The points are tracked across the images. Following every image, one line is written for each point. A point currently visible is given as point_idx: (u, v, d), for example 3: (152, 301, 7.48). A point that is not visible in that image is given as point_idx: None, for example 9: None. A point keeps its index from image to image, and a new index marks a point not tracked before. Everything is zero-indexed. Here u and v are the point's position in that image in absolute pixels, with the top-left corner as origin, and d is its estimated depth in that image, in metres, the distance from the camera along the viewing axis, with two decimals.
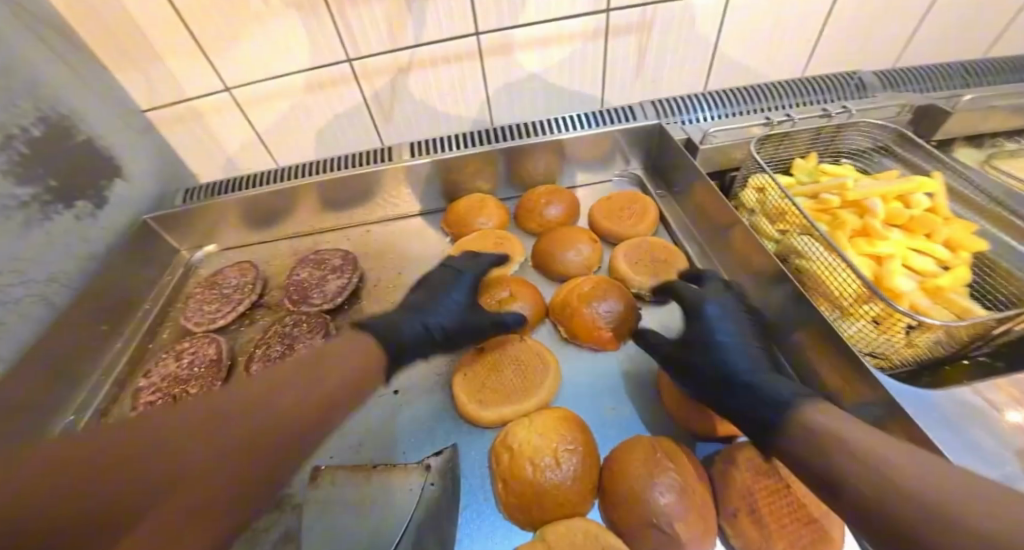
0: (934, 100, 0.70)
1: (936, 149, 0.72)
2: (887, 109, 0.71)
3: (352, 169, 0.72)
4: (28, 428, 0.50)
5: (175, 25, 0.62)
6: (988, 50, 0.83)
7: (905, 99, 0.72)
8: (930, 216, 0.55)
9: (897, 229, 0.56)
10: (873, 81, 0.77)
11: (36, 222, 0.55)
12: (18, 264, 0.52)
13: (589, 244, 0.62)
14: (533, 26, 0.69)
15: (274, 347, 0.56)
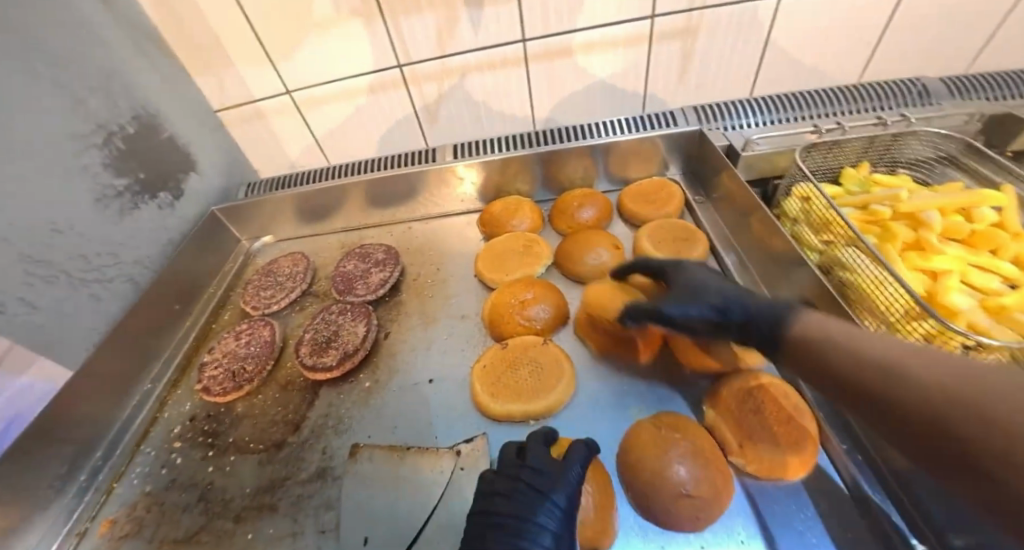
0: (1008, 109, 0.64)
1: (1010, 160, 0.67)
2: (955, 117, 0.66)
3: (398, 168, 0.76)
4: (114, 391, 0.57)
5: (250, 36, 0.68)
6: None
7: (975, 108, 0.67)
8: (995, 231, 0.51)
9: (956, 243, 0.53)
10: (939, 88, 0.72)
11: (128, 211, 0.62)
12: (113, 247, 0.59)
13: (609, 249, 0.62)
14: (578, 33, 0.70)
15: (321, 333, 0.60)
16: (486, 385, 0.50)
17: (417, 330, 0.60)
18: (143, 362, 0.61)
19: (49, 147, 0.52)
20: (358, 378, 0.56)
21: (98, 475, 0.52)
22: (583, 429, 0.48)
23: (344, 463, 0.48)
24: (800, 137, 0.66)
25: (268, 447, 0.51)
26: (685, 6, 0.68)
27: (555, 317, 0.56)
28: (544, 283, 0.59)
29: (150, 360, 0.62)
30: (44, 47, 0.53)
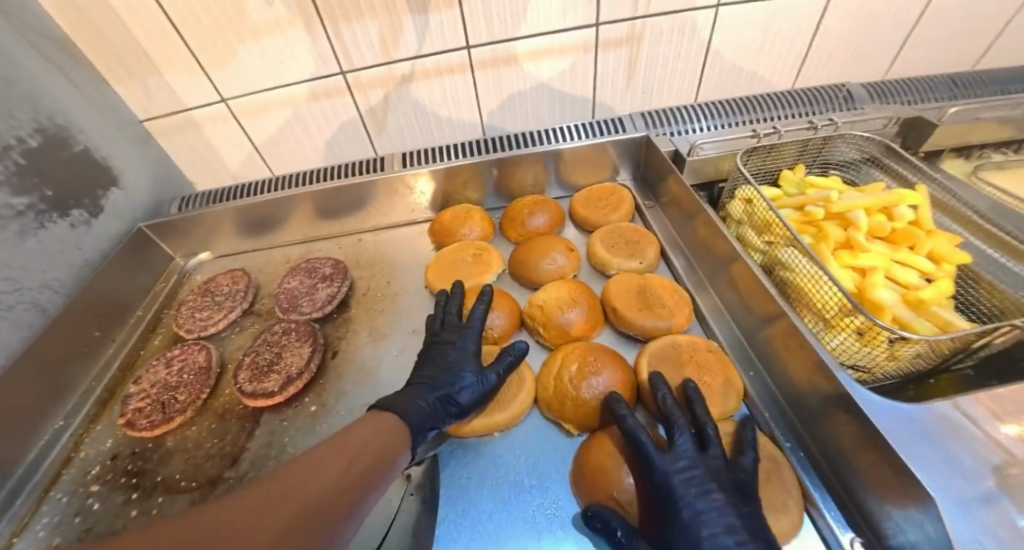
0: (921, 112, 0.70)
1: (924, 160, 0.72)
2: (875, 122, 0.71)
3: (345, 178, 0.73)
4: (19, 433, 0.51)
5: (173, 40, 0.64)
6: (976, 62, 0.83)
7: (892, 112, 0.72)
8: (913, 229, 0.55)
9: (880, 241, 0.56)
10: (861, 93, 0.77)
11: (31, 231, 0.56)
12: (12, 273, 0.53)
13: (563, 253, 0.62)
14: (524, 40, 0.70)
15: (262, 355, 0.56)
16: None
17: (365, 348, 0.58)
18: (54, 398, 0.55)
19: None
20: (302, 402, 0.53)
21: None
22: (538, 442, 0.46)
23: None
24: (738, 142, 0.68)
25: (202, 484, 0.47)
26: (627, 15, 0.69)
27: (511, 325, 0.55)
28: (497, 292, 0.58)
29: (64, 394, 0.56)
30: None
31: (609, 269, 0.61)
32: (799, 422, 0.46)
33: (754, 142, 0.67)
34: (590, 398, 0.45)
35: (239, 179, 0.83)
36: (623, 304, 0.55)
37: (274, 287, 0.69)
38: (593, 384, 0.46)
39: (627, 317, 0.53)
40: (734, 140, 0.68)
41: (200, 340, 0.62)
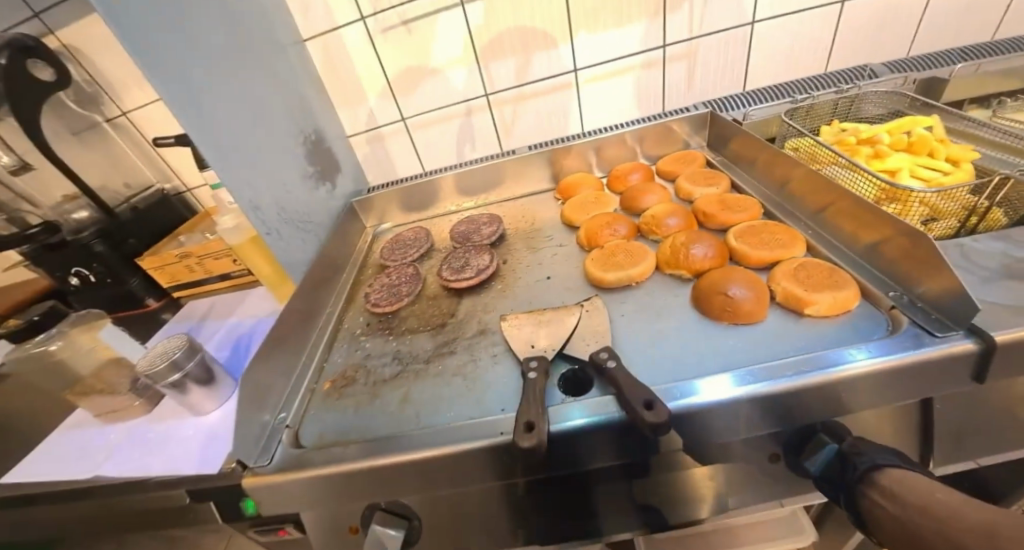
0: (934, 74, 0.89)
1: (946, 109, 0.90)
2: (897, 81, 0.89)
3: (487, 162, 1.02)
4: (311, 312, 0.78)
5: (383, 79, 0.97)
6: (995, 32, 0.99)
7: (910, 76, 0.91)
8: (930, 141, 0.72)
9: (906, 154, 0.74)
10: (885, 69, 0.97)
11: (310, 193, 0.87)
12: (305, 215, 0.83)
13: (660, 189, 0.82)
14: (609, 64, 0.97)
15: (455, 263, 0.80)
16: (593, 266, 0.68)
17: (524, 256, 0.80)
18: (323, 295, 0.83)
19: (278, 151, 0.78)
20: (488, 286, 0.76)
21: (310, 360, 0.72)
22: (662, 287, 0.65)
23: (495, 325, 0.67)
24: (779, 109, 0.91)
25: (435, 326, 0.71)
26: (687, 37, 0.94)
27: (633, 232, 0.74)
28: (616, 214, 0.78)
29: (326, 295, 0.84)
30: (274, 93, 0.81)
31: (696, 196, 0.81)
32: (855, 251, 0.61)
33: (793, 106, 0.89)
34: (698, 256, 0.64)
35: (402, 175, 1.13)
36: (712, 207, 0.73)
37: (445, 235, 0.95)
38: (697, 249, 0.65)
39: (717, 213, 0.72)
40: (778, 106, 0.90)
41: (405, 262, 0.87)
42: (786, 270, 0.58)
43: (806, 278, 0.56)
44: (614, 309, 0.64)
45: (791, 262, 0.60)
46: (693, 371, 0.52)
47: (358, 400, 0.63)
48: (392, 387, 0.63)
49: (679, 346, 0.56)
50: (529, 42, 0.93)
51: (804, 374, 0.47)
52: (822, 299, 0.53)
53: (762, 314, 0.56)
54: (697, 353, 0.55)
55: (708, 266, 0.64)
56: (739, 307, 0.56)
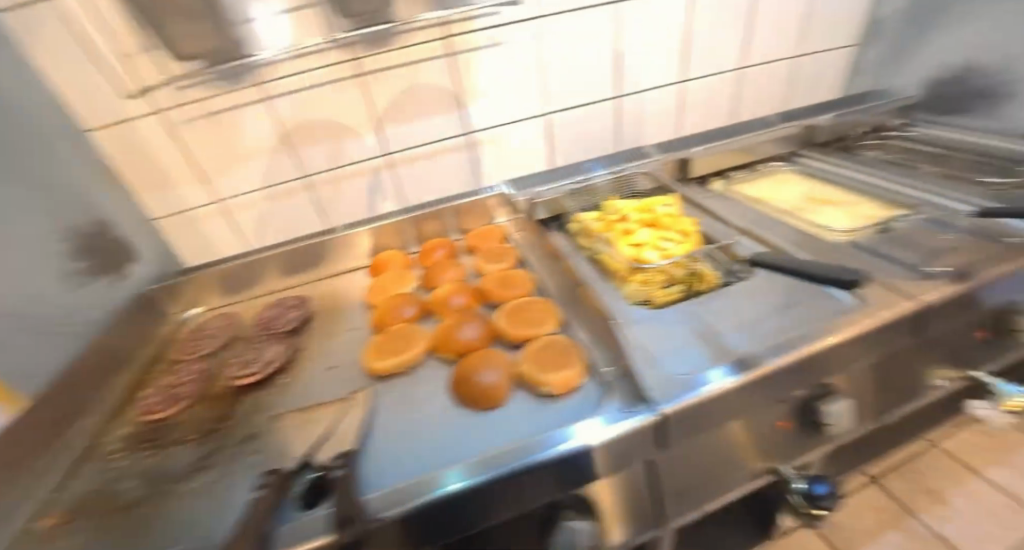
0: (685, 153, 1.07)
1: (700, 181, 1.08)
2: (654, 165, 1.05)
3: (305, 240, 0.99)
4: (57, 434, 0.67)
5: (185, 165, 0.91)
6: (729, 117, 1.26)
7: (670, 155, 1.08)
8: (666, 217, 0.85)
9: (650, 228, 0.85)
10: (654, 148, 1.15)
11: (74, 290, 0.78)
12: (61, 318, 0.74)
13: (458, 267, 0.87)
14: (421, 145, 1.04)
15: (245, 356, 0.76)
16: (371, 357, 0.69)
17: (322, 344, 0.79)
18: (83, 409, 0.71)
19: (18, 253, 0.69)
20: (276, 381, 0.72)
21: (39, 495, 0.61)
22: (435, 372, 0.67)
23: (264, 428, 0.63)
24: (564, 190, 1.01)
25: (201, 435, 0.64)
26: (488, 125, 1.06)
27: (420, 312, 0.77)
28: (409, 295, 0.81)
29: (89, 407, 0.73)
30: (24, 193, 0.73)
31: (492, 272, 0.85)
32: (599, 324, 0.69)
33: (575, 187, 1.01)
34: (465, 339, 0.67)
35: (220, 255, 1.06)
36: (495, 285, 0.78)
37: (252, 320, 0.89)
38: (466, 331, 0.69)
39: (496, 291, 0.77)
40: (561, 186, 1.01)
41: (194, 359, 0.80)
42: (531, 349, 0.63)
43: (544, 357, 0.61)
44: (386, 403, 0.64)
45: (541, 341, 0.64)
46: (435, 465, 0.53)
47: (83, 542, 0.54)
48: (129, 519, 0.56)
49: (432, 438, 0.57)
50: (339, 131, 0.97)
51: (504, 468, 0.49)
52: (551, 379, 0.57)
53: (502, 397, 0.59)
54: (445, 442, 0.56)
55: (475, 349, 0.67)
56: (485, 392, 0.59)
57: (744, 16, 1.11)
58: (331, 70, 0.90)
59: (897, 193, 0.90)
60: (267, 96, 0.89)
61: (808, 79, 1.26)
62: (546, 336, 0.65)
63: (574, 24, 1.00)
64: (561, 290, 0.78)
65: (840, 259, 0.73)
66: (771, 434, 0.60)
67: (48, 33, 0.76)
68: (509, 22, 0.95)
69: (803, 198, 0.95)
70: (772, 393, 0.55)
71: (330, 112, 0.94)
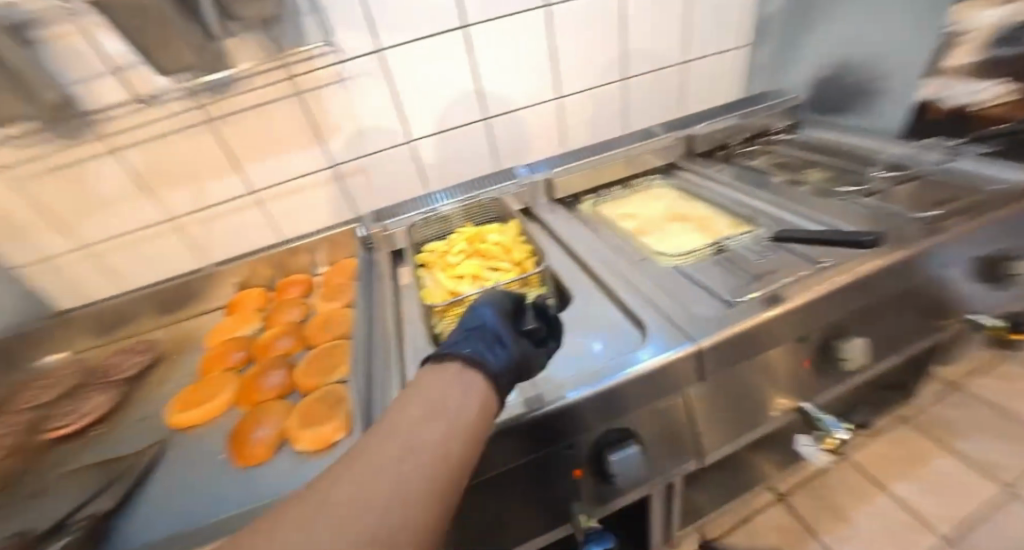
0: (546, 175, 1.04)
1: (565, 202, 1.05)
2: (512, 188, 1.03)
3: (164, 283, 1.00)
4: None
5: (48, 216, 0.96)
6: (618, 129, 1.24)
7: (532, 177, 1.05)
8: (498, 244, 0.84)
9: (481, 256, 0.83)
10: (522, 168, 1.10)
11: None
12: None
13: (299, 307, 0.88)
14: (284, 181, 1.05)
15: (70, 406, 0.78)
16: (175, 409, 0.70)
17: (150, 391, 0.81)
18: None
19: None
20: (89, 431, 0.74)
21: None
22: (224, 423, 0.68)
23: (45, 483, 0.65)
24: (413, 221, 0.99)
25: None
26: (352, 156, 1.06)
27: (243, 358, 0.78)
28: (241, 340, 0.82)
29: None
30: None
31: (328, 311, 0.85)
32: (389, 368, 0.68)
33: (426, 218, 0.98)
34: (260, 390, 0.68)
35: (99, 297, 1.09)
36: (316, 328, 0.78)
37: (99, 366, 0.92)
38: (266, 381, 0.69)
39: (314, 335, 0.77)
40: (409, 219, 0.98)
41: (27, 408, 0.82)
42: (309, 401, 0.63)
43: (316, 411, 0.61)
44: (170, 459, 0.64)
45: (323, 392, 0.64)
46: (169, 521, 0.54)
47: None
48: None
49: (184, 492, 0.58)
50: (195, 174, 0.99)
51: (214, 532, 0.50)
52: (308, 437, 0.58)
53: (265, 456, 0.59)
54: (193, 498, 0.56)
55: (268, 399, 0.67)
56: (253, 450, 0.59)
57: (614, 28, 1.09)
58: (174, 119, 0.92)
59: (748, 207, 0.87)
60: (112, 149, 0.92)
61: (695, 84, 1.24)
62: (330, 385, 0.65)
63: (427, 53, 1.00)
64: (365, 325, 0.74)
65: (654, 285, 0.71)
66: (552, 486, 0.59)
67: None
68: (354, 57, 0.96)
69: (663, 214, 0.93)
70: (536, 437, 0.54)
71: (182, 158, 0.96)
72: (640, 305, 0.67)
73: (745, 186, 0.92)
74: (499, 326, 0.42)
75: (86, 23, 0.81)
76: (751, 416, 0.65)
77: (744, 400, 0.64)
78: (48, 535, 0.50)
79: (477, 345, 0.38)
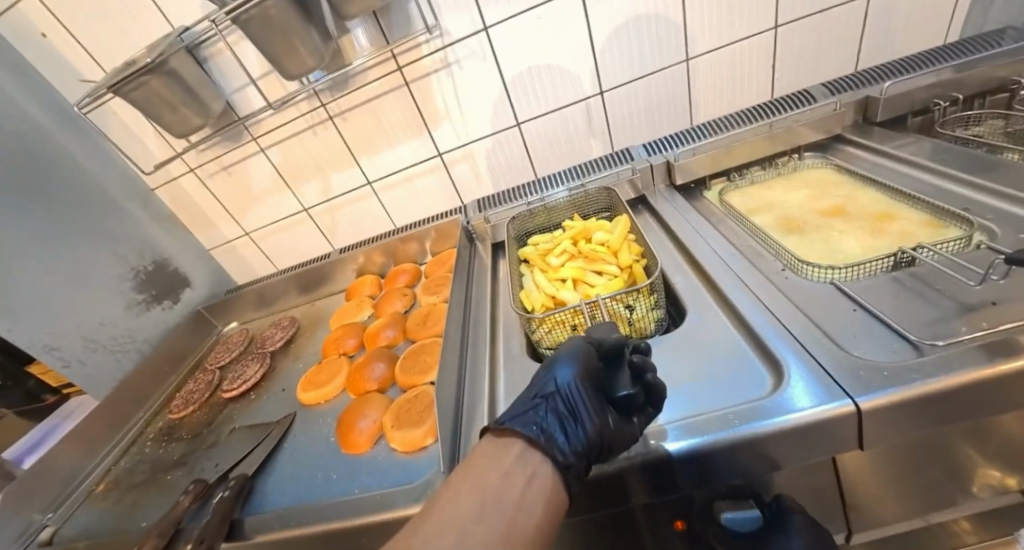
0: (667, 157, 0.89)
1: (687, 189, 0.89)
2: (623, 172, 0.90)
3: (303, 266, 1.14)
4: (120, 419, 0.95)
5: (223, 206, 1.16)
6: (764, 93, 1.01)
7: (650, 161, 0.91)
8: (600, 244, 0.73)
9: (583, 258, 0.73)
10: (639, 150, 0.95)
11: (141, 313, 1.07)
12: (130, 331, 1.04)
13: (404, 298, 0.92)
14: (398, 171, 1.09)
15: (237, 372, 0.95)
16: (302, 387, 0.79)
17: (289, 365, 0.94)
18: (137, 402, 0.99)
19: (97, 292, 0.99)
20: (248, 396, 0.89)
21: (99, 464, 0.88)
22: (338, 406, 0.74)
23: (219, 438, 0.80)
24: (514, 212, 0.93)
25: (193, 435, 0.85)
26: (457, 144, 1.05)
27: (356, 345, 0.85)
28: (355, 326, 0.89)
29: (143, 400, 1.01)
30: (104, 245, 1.02)
31: (427, 304, 0.88)
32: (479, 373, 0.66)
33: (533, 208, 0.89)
34: (366, 380, 0.73)
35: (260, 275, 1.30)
36: (416, 323, 0.81)
37: (257, 337, 1.09)
38: (371, 372, 0.73)
39: (415, 329, 0.80)
40: (509, 210, 0.94)
41: (213, 367, 1.03)
42: (405, 399, 0.65)
43: (411, 410, 0.63)
44: (298, 432, 0.73)
45: (417, 392, 0.66)
46: (290, 495, 0.61)
47: (105, 505, 0.78)
48: (127, 495, 0.78)
49: (302, 468, 0.65)
50: (324, 167, 1.09)
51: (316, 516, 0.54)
52: (402, 437, 0.60)
53: (365, 448, 0.62)
54: (308, 475, 0.63)
55: (372, 390, 0.71)
56: (356, 438, 0.63)
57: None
58: (305, 118, 1.02)
59: (959, 196, 0.63)
60: (262, 148, 1.06)
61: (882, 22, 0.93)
62: (424, 386, 0.66)
63: (535, 24, 0.91)
64: (465, 327, 0.74)
65: (803, 305, 0.56)
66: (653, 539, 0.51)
67: (114, 124, 1.03)
68: (459, 39, 0.92)
69: (821, 207, 0.73)
70: (630, 485, 0.46)
71: (313, 154, 1.06)
72: (782, 332, 0.53)
73: (957, 168, 0.67)
74: (573, 396, 0.41)
75: (236, 37, 0.91)
76: (936, 490, 0.48)
77: (929, 469, 0.47)
78: (215, 486, 0.65)
79: (548, 422, 0.38)
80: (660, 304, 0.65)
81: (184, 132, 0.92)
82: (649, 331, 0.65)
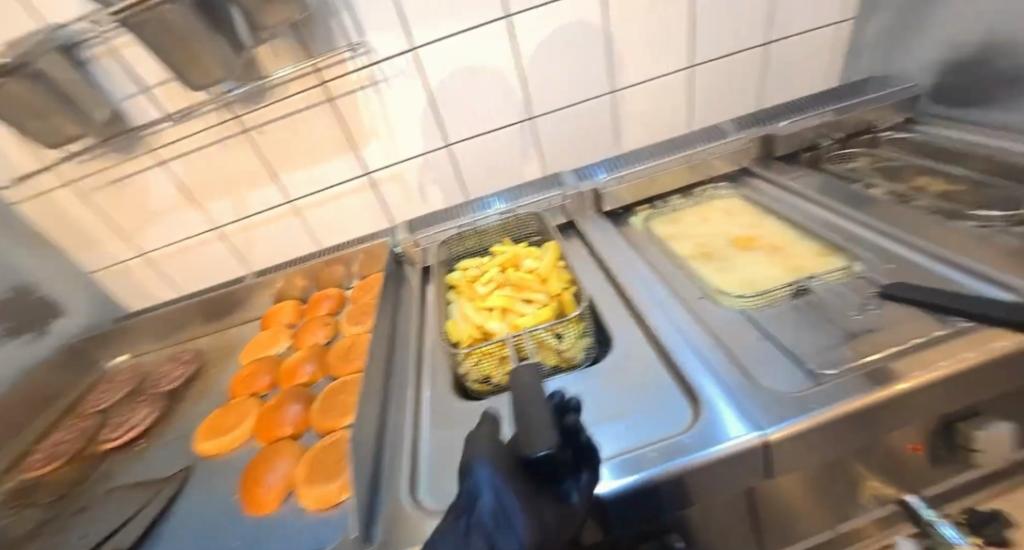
0: (594, 184, 0.91)
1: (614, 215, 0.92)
2: (554, 198, 0.91)
3: (210, 292, 1.03)
4: None
5: (111, 224, 1.02)
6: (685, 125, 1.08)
7: (578, 187, 0.92)
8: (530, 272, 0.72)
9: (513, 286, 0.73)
10: (569, 176, 0.97)
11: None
12: None
13: (325, 327, 0.85)
14: (321, 189, 1.02)
15: (121, 417, 0.82)
16: (201, 435, 0.70)
17: (187, 407, 0.83)
18: None
19: None
20: (133, 445, 0.78)
21: None
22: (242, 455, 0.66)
23: (89, 501, 0.68)
24: (444, 236, 0.91)
25: (55, 498, 0.72)
26: (387, 163, 1.01)
27: (268, 383, 0.77)
28: (268, 361, 0.81)
29: None
30: None
31: (350, 334, 0.82)
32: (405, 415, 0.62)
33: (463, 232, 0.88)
34: (275, 425, 0.65)
35: (158, 300, 1.15)
36: (336, 357, 0.75)
37: (150, 374, 0.96)
38: (283, 416, 0.66)
39: (334, 364, 0.74)
40: (439, 233, 0.91)
41: (91, 412, 0.88)
42: (320, 449, 0.60)
43: (324, 462, 0.57)
44: (194, 487, 0.64)
45: (333, 440, 0.60)
46: None
47: None
48: None
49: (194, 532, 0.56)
50: (235, 184, 0.99)
51: None
52: (312, 494, 0.54)
53: (271, 506, 0.56)
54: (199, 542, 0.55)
55: (282, 437, 0.64)
56: (259, 498, 0.56)
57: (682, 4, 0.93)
58: (211, 130, 0.92)
59: (847, 228, 0.69)
60: (159, 162, 0.94)
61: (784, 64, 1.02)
62: (340, 432, 0.61)
63: (466, 49, 0.91)
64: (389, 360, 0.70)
65: (718, 333, 0.59)
66: None
67: None
68: (386, 58, 0.89)
69: (731, 236, 0.78)
70: None
71: (222, 169, 0.97)
72: (705, 361, 0.55)
73: (843, 202, 0.74)
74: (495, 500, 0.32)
75: (126, 40, 0.82)
76: (836, 507, 0.52)
77: (830, 487, 0.50)
78: None
79: None
80: (588, 331, 0.65)
81: (55, 142, 0.80)
82: (578, 360, 0.64)
